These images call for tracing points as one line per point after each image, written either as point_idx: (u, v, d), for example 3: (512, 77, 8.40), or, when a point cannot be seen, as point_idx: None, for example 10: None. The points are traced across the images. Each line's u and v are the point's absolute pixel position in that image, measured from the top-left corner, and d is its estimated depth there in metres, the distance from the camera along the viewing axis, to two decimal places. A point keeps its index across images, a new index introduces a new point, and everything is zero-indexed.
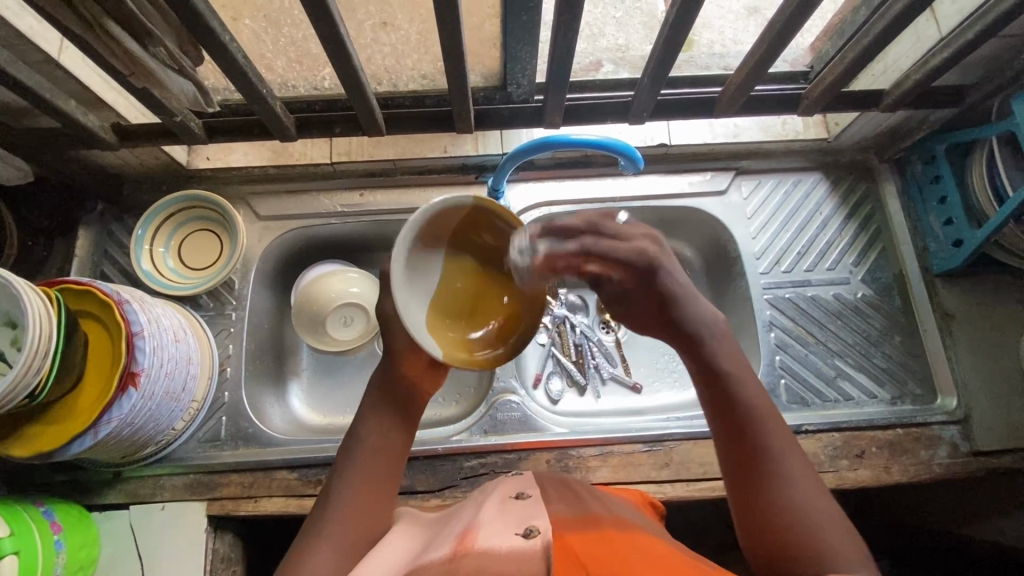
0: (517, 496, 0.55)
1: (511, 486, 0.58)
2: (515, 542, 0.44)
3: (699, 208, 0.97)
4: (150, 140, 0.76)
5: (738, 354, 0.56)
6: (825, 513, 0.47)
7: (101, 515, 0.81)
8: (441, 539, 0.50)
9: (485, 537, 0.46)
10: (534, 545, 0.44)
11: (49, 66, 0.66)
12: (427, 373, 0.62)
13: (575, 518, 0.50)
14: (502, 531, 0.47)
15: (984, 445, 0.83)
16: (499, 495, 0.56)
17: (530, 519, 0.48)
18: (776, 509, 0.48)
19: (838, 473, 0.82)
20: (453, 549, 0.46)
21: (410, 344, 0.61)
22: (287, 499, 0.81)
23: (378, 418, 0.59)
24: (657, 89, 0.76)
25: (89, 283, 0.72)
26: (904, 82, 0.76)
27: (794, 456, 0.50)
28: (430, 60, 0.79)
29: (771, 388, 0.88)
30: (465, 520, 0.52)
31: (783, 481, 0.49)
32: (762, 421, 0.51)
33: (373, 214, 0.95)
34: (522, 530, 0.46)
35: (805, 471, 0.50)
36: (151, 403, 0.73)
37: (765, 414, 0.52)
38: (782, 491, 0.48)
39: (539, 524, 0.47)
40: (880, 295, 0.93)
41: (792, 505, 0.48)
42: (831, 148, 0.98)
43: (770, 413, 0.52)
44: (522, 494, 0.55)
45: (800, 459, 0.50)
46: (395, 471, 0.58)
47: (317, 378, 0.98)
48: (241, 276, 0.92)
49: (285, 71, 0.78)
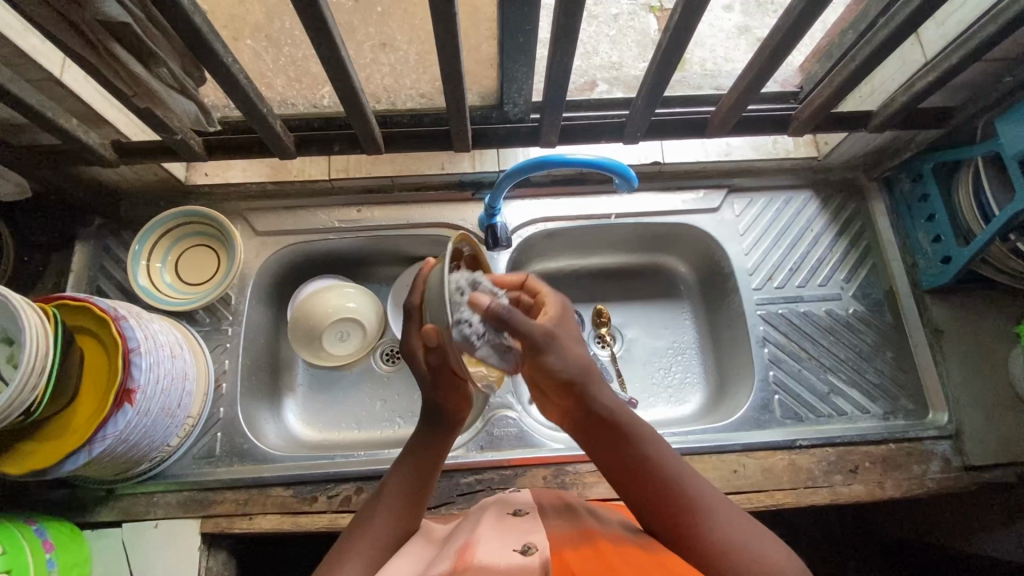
0: (514, 511, 0.56)
1: (507, 502, 0.59)
2: (514, 559, 0.46)
3: (693, 225, 0.98)
4: (149, 157, 0.77)
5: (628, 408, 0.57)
6: (745, 523, 0.51)
7: (93, 533, 0.80)
8: (442, 554, 0.50)
9: (484, 552, 0.47)
10: (532, 561, 0.45)
11: (51, 84, 0.67)
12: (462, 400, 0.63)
13: (572, 530, 0.51)
14: (501, 545, 0.48)
15: (976, 460, 0.84)
16: (496, 509, 0.57)
17: (528, 535, 0.49)
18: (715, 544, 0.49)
19: (831, 488, 0.83)
20: (452, 565, 0.47)
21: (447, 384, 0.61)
22: (282, 516, 0.81)
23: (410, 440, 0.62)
24: (651, 109, 0.77)
25: (87, 299, 0.72)
26: (891, 104, 0.78)
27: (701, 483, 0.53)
28: (428, 80, 0.80)
29: (765, 403, 0.89)
30: (464, 535, 0.53)
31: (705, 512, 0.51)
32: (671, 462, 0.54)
33: (371, 230, 0.96)
34: (519, 547, 0.48)
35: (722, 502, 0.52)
36: (147, 419, 0.72)
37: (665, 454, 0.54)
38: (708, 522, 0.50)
39: (537, 540, 0.48)
40: (872, 311, 0.94)
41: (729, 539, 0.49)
42: (821, 167, 1.00)
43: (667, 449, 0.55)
44: (520, 509, 0.56)
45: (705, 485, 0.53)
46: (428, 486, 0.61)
47: (312, 394, 0.98)
48: (238, 292, 0.92)
49: (285, 90, 0.79)
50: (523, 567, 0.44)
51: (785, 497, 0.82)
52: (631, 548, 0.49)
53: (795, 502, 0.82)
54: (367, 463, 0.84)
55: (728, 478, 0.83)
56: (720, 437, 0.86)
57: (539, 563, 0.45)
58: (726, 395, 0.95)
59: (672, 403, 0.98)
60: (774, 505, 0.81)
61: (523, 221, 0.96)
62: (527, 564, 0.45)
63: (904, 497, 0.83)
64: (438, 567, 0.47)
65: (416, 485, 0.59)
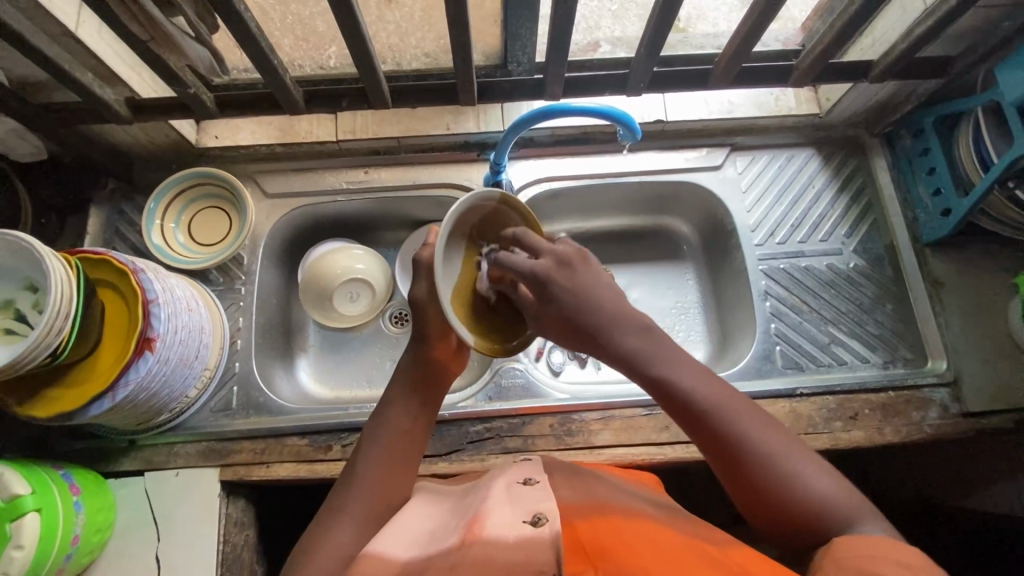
0: (524, 480, 0.56)
1: (518, 471, 0.60)
2: (523, 530, 0.46)
3: (695, 183, 0.99)
4: (162, 115, 0.78)
5: (665, 343, 0.56)
6: (798, 466, 0.52)
7: (117, 481, 0.83)
8: (455, 524, 0.52)
9: (493, 524, 0.47)
10: (542, 533, 0.45)
11: (66, 39, 0.68)
12: (455, 357, 0.67)
13: (584, 501, 0.53)
14: (510, 515, 0.49)
15: (974, 407, 0.86)
16: (509, 478, 0.58)
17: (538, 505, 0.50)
18: (763, 490, 0.51)
19: (832, 434, 0.85)
20: (462, 536, 0.48)
21: (440, 328, 0.66)
22: (298, 465, 0.83)
23: (400, 393, 0.64)
24: (654, 58, 0.77)
25: (105, 253, 0.74)
26: (891, 52, 0.79)
27: (758, 428, 0.53)
28: (433, 38, 0.85)
29: (766, 354, 0.91)
30: (475, 504, 0.54)
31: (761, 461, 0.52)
32: (722, 404, 0.53)
33: (379, 191, 0.98)
34: (529, 518, 0.48)
35: (781, 442, 0.53)
36: (166, 369, 0.75)
37: (712, 395, 0.54)
38: (758, 465, 0.51)
39: (547, 511, 0.49)
40: (872, 265, 0.95)
41: (782, 478, 0.51)
42: (823, 124, 1.01)
43: (716, 387, 0.54)
44: (530, 479, 0.56)
45: (760, 424, 0.53)
46: (415, 450, 0.62)
47: (324, 353, 1.01)
48: (250, 252, 0.94)
49: (292, 50, 0.83)
50: (532, 540, 0.45)
51: None
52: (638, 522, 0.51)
53: None
54: None
55: None
56: None
57: (549, 533, 0.45)
58: (729, 349, 0.98)
59: None
60: None
61: (527, 181, 0.98)
62: (536, 535, 0.45)
63: (902, 442, 0.85)
64: (450, 538, 0.49)
65: (399, 451, 0.61)
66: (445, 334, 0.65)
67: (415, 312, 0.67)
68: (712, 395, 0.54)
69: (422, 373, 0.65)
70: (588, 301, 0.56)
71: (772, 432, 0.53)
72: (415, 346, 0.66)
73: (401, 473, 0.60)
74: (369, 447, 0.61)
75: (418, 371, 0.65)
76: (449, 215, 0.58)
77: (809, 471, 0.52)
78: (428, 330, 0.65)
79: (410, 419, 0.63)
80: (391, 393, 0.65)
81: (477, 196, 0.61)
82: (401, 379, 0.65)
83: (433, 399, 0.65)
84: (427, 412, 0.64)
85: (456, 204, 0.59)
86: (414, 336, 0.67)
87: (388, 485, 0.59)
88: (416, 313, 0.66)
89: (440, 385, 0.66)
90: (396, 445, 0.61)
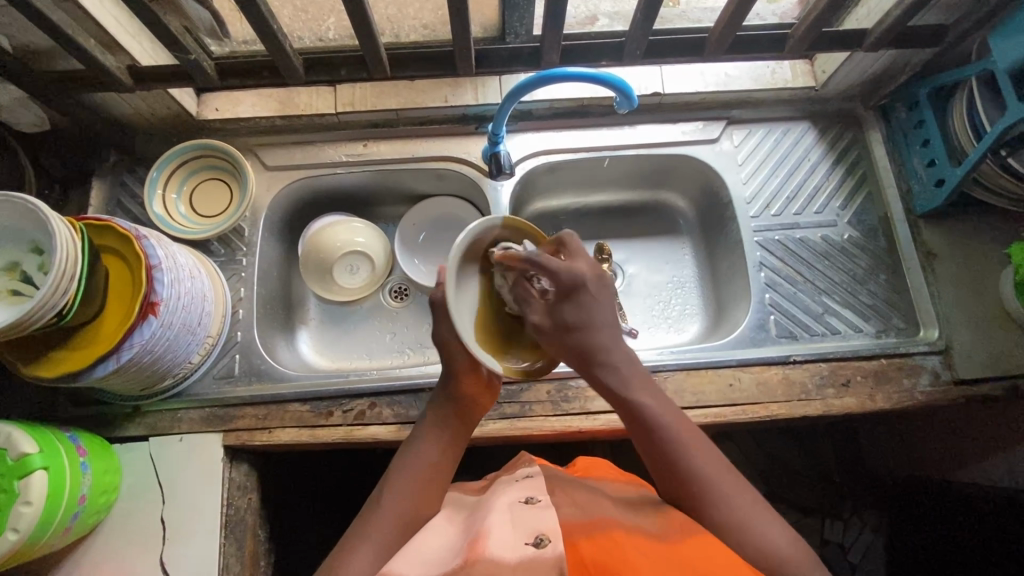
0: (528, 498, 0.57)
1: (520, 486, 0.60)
2: (526, 552, 0.49)
3: (692, 156, 1.00)
4: (164, 83, 0.79)
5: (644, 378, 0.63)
6: (746, 503, 0.58)
7: (121, 446, 0.84)
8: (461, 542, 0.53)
9: (495, 544, 0.50)
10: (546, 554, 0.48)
11: (67, 3, 0.69)
12: (484, 390, 0.71)
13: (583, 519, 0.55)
14: (511, 537, 0.51)
15: (965, 374, 0.87)
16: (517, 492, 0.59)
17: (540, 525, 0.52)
18: (712, 516, 0.57)
19: (824, 400, 0.86)
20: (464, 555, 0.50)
21: (470, 366, 0.70)
22: (300, 429, 0.85)
23: (433, 426, 0.68)
24: (649, 27, 0.78)
25: (110, 220, 0.75)
26: (885, 20, 0.80)
27: (711, 463, 0.60)
28: (432, 9, 0.88)
29: (760, 323, 0.92)
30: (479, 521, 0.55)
31: (711, 491, 0.58)
32: (683, 435, 0.61)
33: (378, 163, 0.98)
34: (531, 539, 0.50)
35: (731, 481, 0.59)
36: (169, 334, 0.76)
37: (676, 426, 0.61)
38: (709, 493, 0.58)
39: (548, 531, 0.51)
40: (866, 236, 0.97)
41: (729, 509, 0.57)
42: (819, 97, 1.01)
43: (680, 422, 0.62)
44: (532, 498, 0.57)
45: (715, 461, 0.60)
46: (441, 480, 0.65)
47: (326, 325, 1.02)
48: (251, 223, 0.95)
49: (292, 20, 0.86)
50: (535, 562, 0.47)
51: (779, 408, 0.86)
52: (634, 539, 0.53)
53: (789, 413, 0.85)
54: (381, 379, 0.88)
55: (724, 391, 0.86)
56: (717, 354, 0.89)
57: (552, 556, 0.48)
58: (725, 320, 0.99)
59: (673, 331, 1.02)
60: (769, 415, 0.85)
61: (526, 154, 0.99)
62: (540, 556, 0.48)
63: (894, 408, 0.86)
64: (452, 557, 0.51)
65: (427, 478, 0.64)
66: (474, 368, 0.70)
67: (441, 351, 0.71)
68: (676, 427, 0.61)
69: (455, 409, 0.70)
70: (595, 320, 0.62)
71: (724, 471, 0.60)
72: (447, 383, 0.71)
73: (425, 501, 0.62)
74: (400, 472, 0.64)
75: (449, 406, 0.70)
76: (452, 252, 0.60)
77: (754, 511, 0.58)
78: (458, 365, 0.70)
79: (436, 450, 0.67)
80: (423, 426, 0.69)
81: (478, 229, 0.62)
82: (434, 415, 0.69)
83: (462, 435, 0.69)
84: (455, 447, 0.68)
85: (456, 241, 0.60)
86: (446, 372, 0.71)
87: (416, 508, 0.61)
88: (445, 354, 0.71)
89: (470, 423, 0.70)
90: (426, 473, 0.64)
